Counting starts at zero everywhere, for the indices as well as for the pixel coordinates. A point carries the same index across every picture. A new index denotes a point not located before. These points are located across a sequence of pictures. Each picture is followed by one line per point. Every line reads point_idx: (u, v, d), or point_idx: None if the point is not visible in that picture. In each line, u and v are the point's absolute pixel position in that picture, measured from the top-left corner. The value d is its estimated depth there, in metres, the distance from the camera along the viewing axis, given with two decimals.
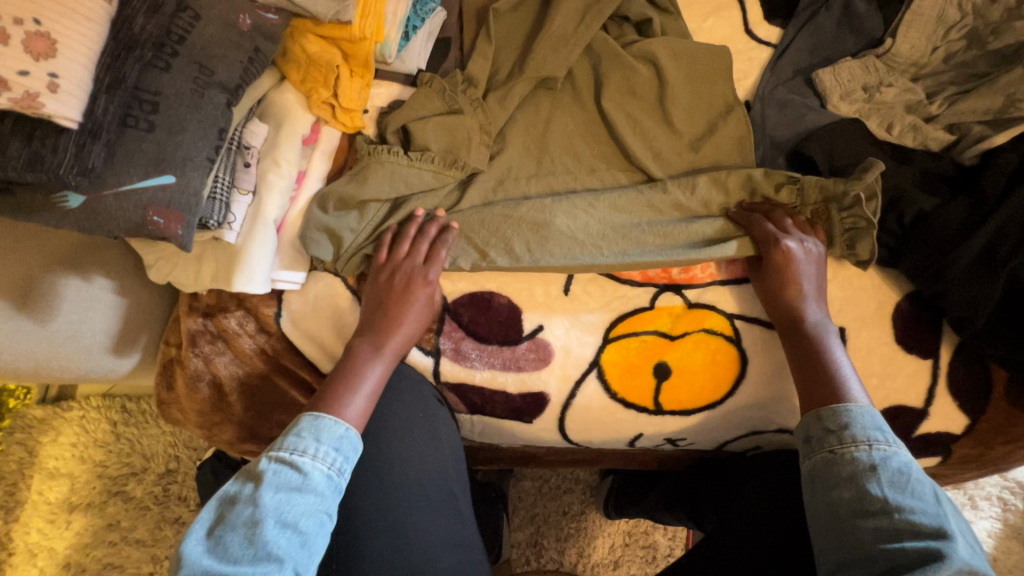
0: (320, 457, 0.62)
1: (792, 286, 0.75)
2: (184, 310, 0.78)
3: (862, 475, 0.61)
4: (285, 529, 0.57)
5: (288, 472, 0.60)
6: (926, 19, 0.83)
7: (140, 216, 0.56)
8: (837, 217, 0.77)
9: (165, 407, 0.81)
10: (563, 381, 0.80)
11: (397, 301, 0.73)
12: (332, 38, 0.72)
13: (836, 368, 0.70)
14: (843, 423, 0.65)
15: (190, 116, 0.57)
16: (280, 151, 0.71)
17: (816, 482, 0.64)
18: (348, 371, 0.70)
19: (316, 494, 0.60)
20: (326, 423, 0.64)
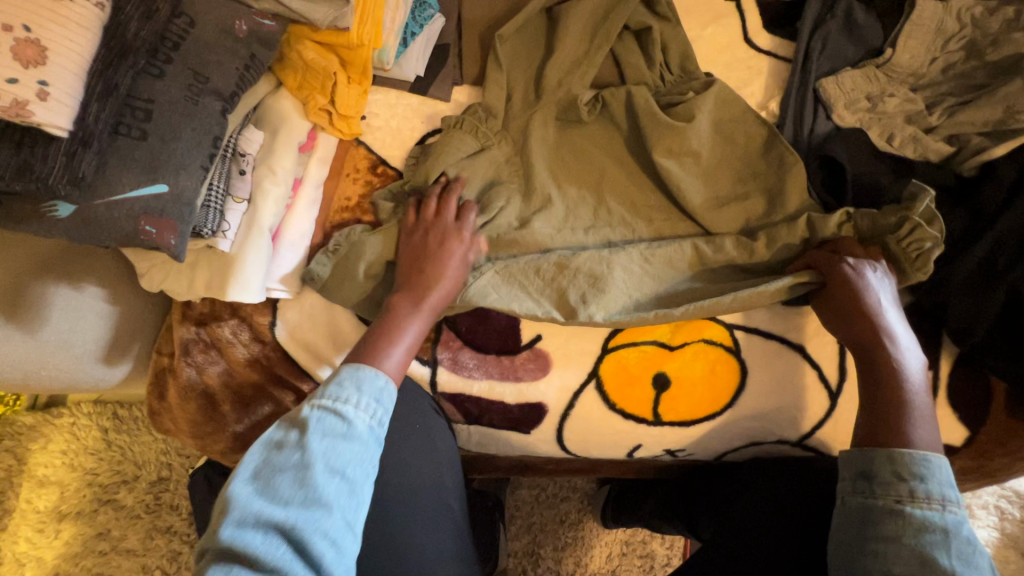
0: (362, 405, 0.55)
1: (861, 314, 0.69)
2: (178, 318, 0.77)
3: (906, 507, 0.55)
4: (323, 476, 0.51)
5: (331, 423, 0.53)
6: (926, 30, 0.83)
7: (131, 226, 0.54)
8: (898, 247, 0.72)
9: (156, 417, 0.80)
10: (562, 391, 0.80)
11: (434, 261, 0.72)
12: (330, 45, 0.72)
13: (912, 401, 0.63)
14: (907, 463, 0.57)
15: (185, 123, 0.55)
16: (276, 159, 0.70)
17: (855, 510, 0.58)
18: (385, 322, 0.67)
19: (360, 444, 0.54)
20: (368, 375, 0.57)
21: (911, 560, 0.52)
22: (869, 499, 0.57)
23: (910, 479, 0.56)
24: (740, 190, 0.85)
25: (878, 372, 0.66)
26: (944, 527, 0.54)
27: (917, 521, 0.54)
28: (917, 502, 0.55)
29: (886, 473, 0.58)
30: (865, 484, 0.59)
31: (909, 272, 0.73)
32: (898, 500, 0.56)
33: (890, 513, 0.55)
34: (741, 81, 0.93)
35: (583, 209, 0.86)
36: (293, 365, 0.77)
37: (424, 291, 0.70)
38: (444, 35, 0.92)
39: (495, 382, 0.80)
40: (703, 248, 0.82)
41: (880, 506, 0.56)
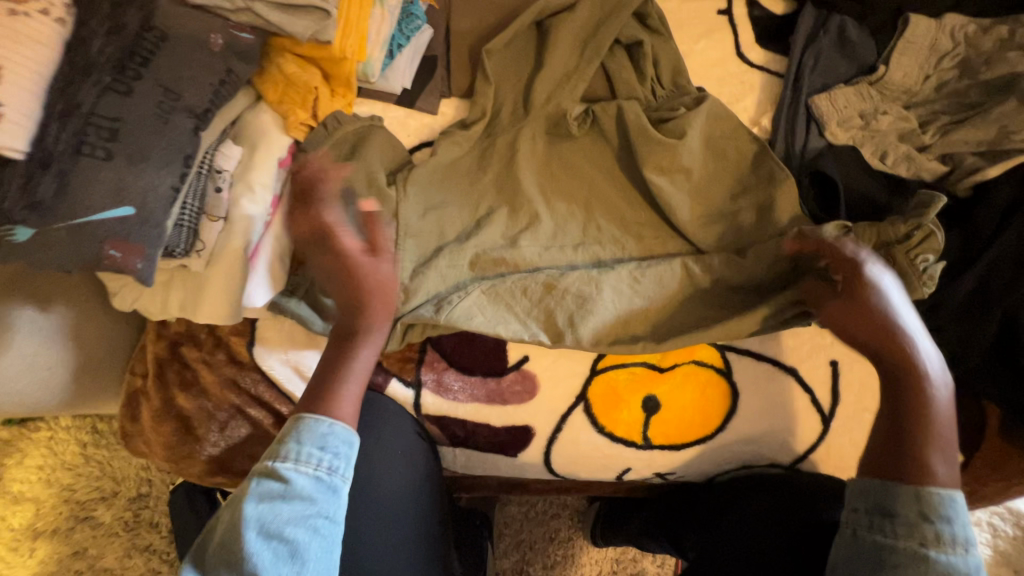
0: (307, 461, 0.52)
1: (865, 312, 0.61)
2: (152, 338, 0.75)
3: (933, 553, 0.50)
4: (270, 542, 0.49)
5: (275, 488, 0.50)
6: (920, 47, 0.82)
7: (95, 250, 0.52)
8: (904, 259, 0.67)
9: (129, 440, 0.77)
10: (549, 414, 0.78)
11: (383, 284, 0.63)
12: (312, 58, 0.71)
13: (936, 422, 0.54)
14: (933, 504, 0.51)
15: (155, 143, 0.53)
16: (254, 175, 0.68)
17: (868, 548, 0.52)
18: (334, 363, 0.59)
19: (310, 498, 0.51)
20: (318, 427, 0.53)
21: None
22: (889, 539, 0.51)
23: (937, 523, 0.50)
24: (732, 208, 0.82)
25: (898, 377, 0.57)
26: (968, 574, 0.49)
27: (941, 570, 0.49)
28: (943, 548, 0.50)
29: (911, 514, 0.51)
30: (884, 522, 0.52)
31: (912, 285, 0.67)
32: (924, 544, 0.50)
33: (914, 560, 0.50)
34: (734, 95, 0.91)
35: (573, 225, 0.83)
36: (272, 386, 0.75)
37: (366, 321, 0.61)
38: (431, 47, 0.90)
39: (481, 404, 0.78)
40: (692, 267, 0.80)
41: (902, 549, 0.50)
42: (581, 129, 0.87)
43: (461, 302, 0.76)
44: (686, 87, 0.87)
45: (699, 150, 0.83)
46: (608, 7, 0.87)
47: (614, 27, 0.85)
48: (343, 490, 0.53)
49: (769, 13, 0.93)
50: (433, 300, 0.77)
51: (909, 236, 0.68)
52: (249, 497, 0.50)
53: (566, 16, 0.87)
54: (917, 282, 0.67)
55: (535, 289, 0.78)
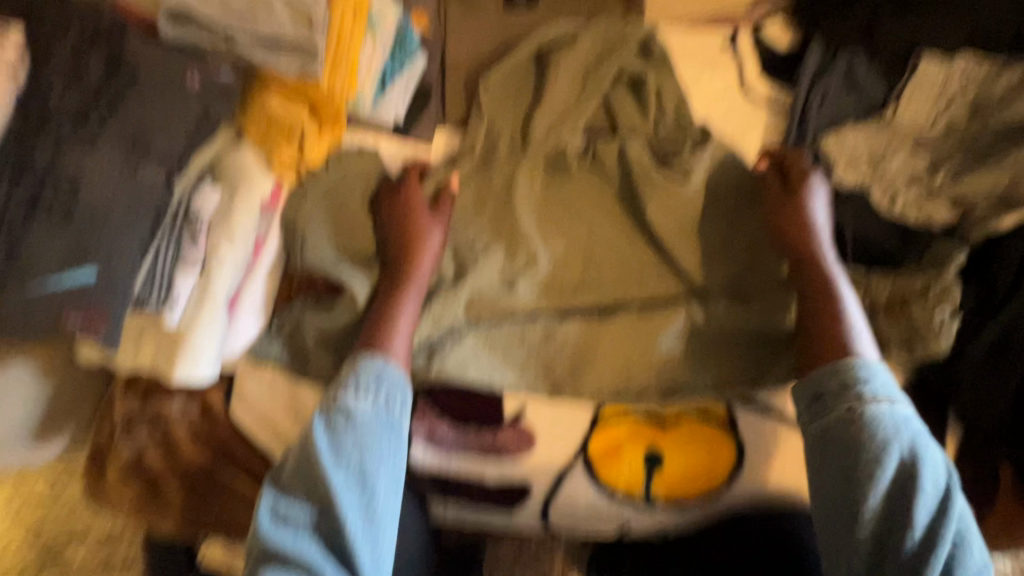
0: (365, 394, 0.60)
1: (800, 223, 0.74)
2: (121, 388, 0.70)
3: (858, 413, 0.59)
4: (342, 464, 0.57)
5: (341, 417, 0.59)
6: (930, 89, 0.81)
7: (56, 319, 0.50)
8: (926, 316, 0.70)
9: (96, 497, 0.72)
10: (547, 470, 0.74)
11: (422, 235, 0.71)
12: (297, 93, 0.66)
13: (844, 314, 0.68)
14: (850, 371, 0.62)
15: (121, 200, 0.50)
16: (235, 222, 0.63)
17: (816, 437, 0.61)
18: (386, 301, 0.69)
19: (371, 429, 0.59)
20: (374, 367, 0.62)
21: (874, 461, 0.57)
22: (826, 416, 0.61)
23: (857, 385, 0.60)
24: (739, 252, 0.78)
25: (807, 270, 0.72)
26: (893, 422, 0.58)
27: (873, 427, 0.58)
28: (869, 405, 0.59)
29: (834, 386, 0.61)
30: (818, 405, 0.62)
31: (928, 340, 0.69)
32: (850, 408, 0.59)
33: (843, 424, 0.59)
34: (739, 130, 0.88)
35: (572, 266, 0.79)
36: (249, 440, 0.70)
37: (414, 266, 0.71)
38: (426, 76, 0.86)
39: (474, 458, 0.73)
40: (694, 314, 0.77)
41: (836, 423, 0.60)
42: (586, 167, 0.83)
43: (454, 350, 0.74)
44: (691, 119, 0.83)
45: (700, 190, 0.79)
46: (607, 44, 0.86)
47: (620, 60, 0.85)
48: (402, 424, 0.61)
49: (775, 46, 0.91)
50: (425, 347, 0.74)
51: (928, 288, 0.71)
52: (319, 422, 0.59)
53: (567, 47, 0.85)
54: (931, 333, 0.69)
55: (530, 335, 0.76)
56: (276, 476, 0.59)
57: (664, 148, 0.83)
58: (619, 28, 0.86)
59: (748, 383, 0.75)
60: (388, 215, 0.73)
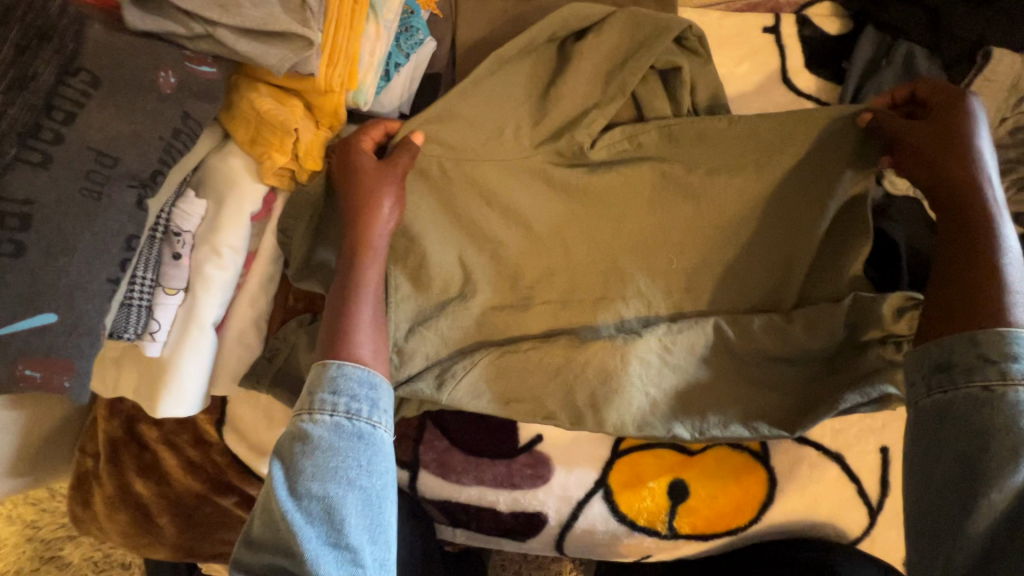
0: (323, 408, 0.51)
1: (948, 156, 0.57)
2: (103, 413, 0.64)
3: (1000, 394, 0.47)
4: (303, 502, 0.49)
5: (298, 442, 0.51)
6: (1000, 86, 0.71)
7: (8, 371, 0.43)
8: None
9: (80, 525, 0.67)
10: (564, 501, 0.69)
11: (370, 203, 0.60)
12: (290, 89, 0.58)
13: (1003, 268, 0.51)
14: (997, 342, 0.48)
15: (83, 229, 0.44)
16: (221, 236, 0.56)
17: (932, 412, 0.50)
18: (345, 288, 0.59)
19: (334, 451, 0.50)
20: (328, 373, 0.53)
21: (1003, 454, 0.46)
22: (950, 393, 0.50)
23: (1002, 360, 0.48)
24: (778, 267, 0.71)
25: (959, 216, 0.55)
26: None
27: (1009, 411, 0.47)
28: (1013, 387, 0.47)
29: (970, 360, 0.49)
30: (943, 378, 0.50)
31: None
32: (986, 387, 0.48)
33: (975, 403, 0.48)
34: None
35: (593, 278, 0.72)
36: (243, 470, 0.65)
37: (366, 237, 0.60)
38: (434, 62, 0.77)
39: (487, 488, 0.69)
40: (728, 332, 0.68)
41: (963, 399, 0.49)
42: (611, 147, 0.72)
43: (465, 377, 0.66)
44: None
45: (749, 195, 0.70)
46: (646, 29, 0.71)
47: (643, 64, 0.71)
48: (375, 431, 0.52)
49: (822, 34, 0.81)
50: (434, 368, 0.67)
51: None
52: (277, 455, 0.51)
53: (590, 36, 0.72)
54: None
55: (550, 357, 0.67)
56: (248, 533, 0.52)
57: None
58: (653, 20, 0.71)
59: (784, 431, 0.65)
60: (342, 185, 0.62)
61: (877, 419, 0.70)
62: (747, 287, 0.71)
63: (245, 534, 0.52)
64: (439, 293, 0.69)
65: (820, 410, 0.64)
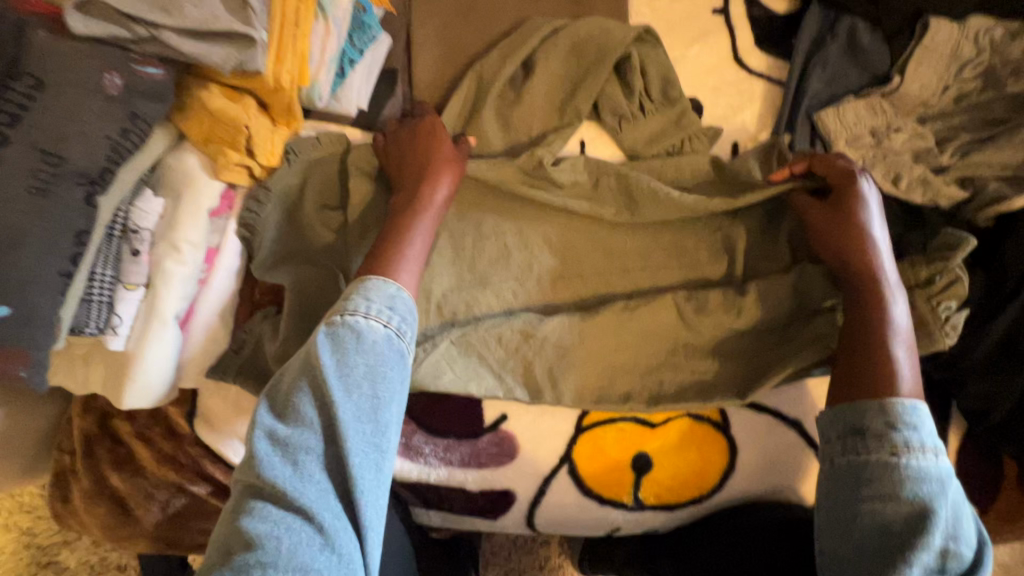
0: (377, 315, 0.53)
1: (849, 236, 0.62)
2: (77, 411, 0.66)
3: (901, 461, 0.50)
4: (349, 385, 0.50)
5: (348, 335, 0.51)
6: (938, 56, 0.73)
7: None
8: (926, 306, 0.62)
9: (62, 521, 0.70)
10: (532, 477, 0.71)
11: (437, 167, 0.68)
12: (240, 88, 0.61)
13: (892, 345, 0.57)
14: (899, 414, 0.52)
15: (31, 224, 0.45)
16: (180, 233, 0.58)
17: (845, 471, 0.53)
18: (397, 225, 0.64)
19: (380, 353, 0.52)
20: (387, 289, 0.56)
21: (907, 522, 0.49)
22: (861, 457, 0.52)
23: (903, 429, 0.51)
24: (732, 241, 0.72)
25: (858, 280, 0.61)
26: (939, 478, 0.50)
27: (908, 480, 0.50)
28: (911, 455, 0.50)
29: (878, 427, 0.52)
30: (856, 442, 0.53)
31: (933, 336, 0.61)
32: (893, 454, 0.51)
33: (881, 470, 0.51)
34: (732, 107, 0.81)
35: (551, 260, 0.73)
36: (217, 460, 0.67)
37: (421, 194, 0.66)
38: (391, 58, 0.79)
39: (455, 468, 0.70)
40: (685, 306, 0.70)
41: (873, 464, 0.51)
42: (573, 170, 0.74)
43: (425, 359, 0.67)
44: (691, 116, 0.77)
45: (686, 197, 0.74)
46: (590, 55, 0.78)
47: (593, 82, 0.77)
48: (409, 354, 0.54)
49: (770, 13, 0.83)
50: None
51: (932, 281, 0.63)
52: (323, 342, 0.51)
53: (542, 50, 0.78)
54: (938, 335, 0.61)
55: (506, 338, 0.69)
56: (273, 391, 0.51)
57: (650, 146, 0.77)
58: (596, 47, 0.78)
59: (734, 397, 0.67)
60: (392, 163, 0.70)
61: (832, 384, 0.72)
62: (703, 265, 0.73)
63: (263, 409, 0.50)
64: None
65: (772, 373, 0.67)
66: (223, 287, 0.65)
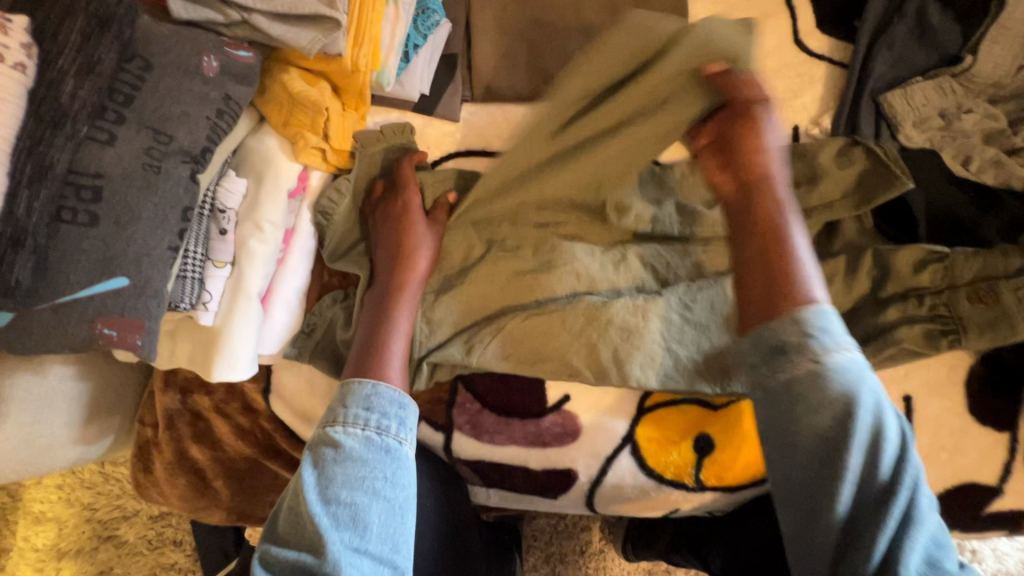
0: (355, 422, 0.55)
1: (754, 148, 0.60)
2: (159, 385, 0.69)
3: (824, 366, 0.47)
4: (332, 508, 0.52)
5: (329, 451, 0.54)
6: (1014, 34, 0.71)
7: (87, 331, 0.48)
8: (1012, 297, 0.61)
9: (142, 490, 0.73)
10: (594, 458, 0.71)
11: (411, 230, 0.66)
12: (320, 72, 0.63)
13: (792, 259, 0.53)
14: (809, 322, 0.48)
15: (145, 201, 0.49)
16: (262, 212, 0.61)
17: (773, 397, 0.49)
18: (375, 329, 0.63)
19: (362, 461, 0.54)
20: (363, 391, 0.57)
21: (837, 434, 0.46)
22: (783, 377, 0.48)
23: (814, 338, 0.48)
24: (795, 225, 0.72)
25: (750, 196, 0.58)
26: (854, 378, 0.47)
27: (833, 385, 0.46)
28: (829, 359, 0.47)
29: (795, 340, 0.48)
30: (776, 361, 0.49)
31: (1015, 326, 0.61)
32: (816, 364, 0.47)
33: (808, 383, 0.47)
34: (792, 90, 0.80)
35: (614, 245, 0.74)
36: (290, 435, 0.69)
37: (402, 277, 0.65)
38: (451, 43, 0.80)
39: (519, 447, 0.72)
40: None
41: (803, 377, 0.47)
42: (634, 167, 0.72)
43: (493, 340, 0.69)
44: None
45: None
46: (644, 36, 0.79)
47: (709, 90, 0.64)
48: (402, 447, 0.56)
49: None
50: (463, 334, 0.70)
51: (1020, 272, 0.62)
52: (307, 463, 0.54)
53: (599, 39, 0.79)
54: (1020, 326, 0.61)
55: (570, 322, 0.70)
56: (270, 533, 0.54)
57: None
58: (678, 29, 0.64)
59: None
60: (377, 224, 0.68)
61: (899, 370, 0.69)
62: None
63: (265, 532, 0.54)
64: (454, 271, 0.73)
65: None
66: (298, 270, 0.67)
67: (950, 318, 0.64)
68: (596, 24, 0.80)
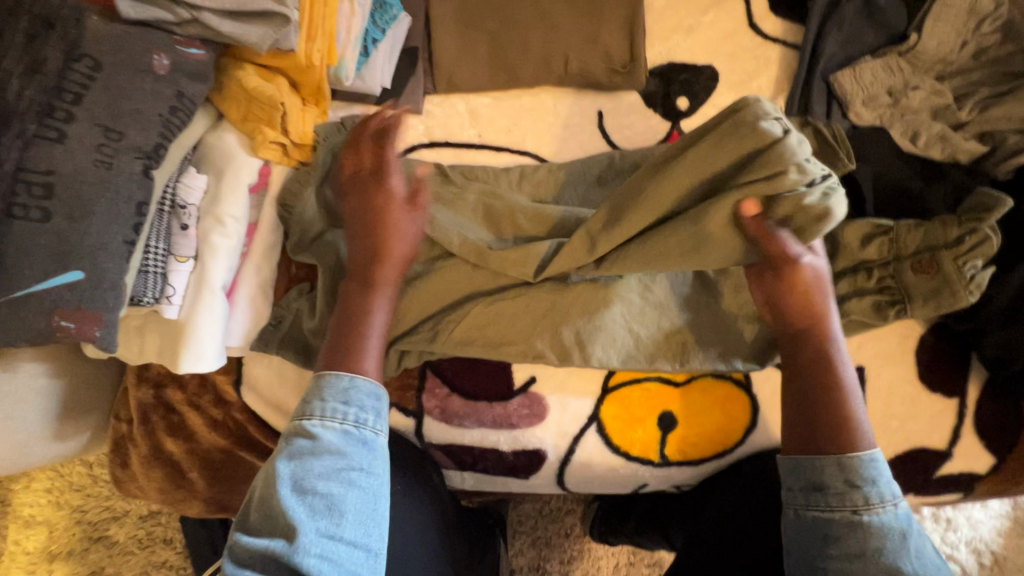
0: (333, 416, 0.57)
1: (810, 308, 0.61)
2: (133, 381, 0.70)
3: (865, 518, 0.53)
4: (306, 497, 0.53)
5: (305, 444, 0.55)
6: (957, 11, 0.73)
7: (44, 323, 0.49)
8: (953, 265, 0.63)
9: (122, 484, 0.74)
10: (561, 437, 0.73)
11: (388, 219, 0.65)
12: (276, 68, 0.64)
13: (842, 385, 0.59)
14: (857, 468, 0.55)
15: (99, 195, 0.50)
16: (223, 207, 0.62)
17: (809, 524, 0.56)
18: (351, 321, 0.63)
19: (339, 452, 0.55)
20: (341, 384, 0.58)
21: None
22: (826, 513, 0.55)
23: (863, 485, 0.54)
24: None
25: (801, 352, 0.62)
26: (900, 529, 0.53)
27: (875, 541, 0.52)
28: (872, 510, 0.53)
29: (839, 483, 0.55)
30: (819, 497, 0.56)
31: (956, 292, 0.63)
32: (855, 511, 0.54)
33: (847, 526, 0.54)
34: (748, 73, 0.82)
35: None
36: (263, 424, 0.70)
37: (378, 267, 0.65)
38: (411, 36, 0.81)
39: (488, 429, 0.74)
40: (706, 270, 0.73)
41: (840, 521, 0.54)
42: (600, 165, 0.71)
43: (457, 326, 0.71)
44: None
45: None
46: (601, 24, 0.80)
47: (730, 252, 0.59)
48: (377, 439, 0.58)
49: None
50: (428, 321, 0.72)
51: (960, 241, 0.63)
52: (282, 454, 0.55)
53: (557, 28, 0.81)
54: (962, 292, 0.63)
55: (532, 306, 0.71)
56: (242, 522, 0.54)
57: None
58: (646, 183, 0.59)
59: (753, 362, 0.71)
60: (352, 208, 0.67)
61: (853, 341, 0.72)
62: None
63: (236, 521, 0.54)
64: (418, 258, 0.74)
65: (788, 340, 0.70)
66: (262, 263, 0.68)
67: (897, 289, 0.67)
68: (554, 13, 0.81)
